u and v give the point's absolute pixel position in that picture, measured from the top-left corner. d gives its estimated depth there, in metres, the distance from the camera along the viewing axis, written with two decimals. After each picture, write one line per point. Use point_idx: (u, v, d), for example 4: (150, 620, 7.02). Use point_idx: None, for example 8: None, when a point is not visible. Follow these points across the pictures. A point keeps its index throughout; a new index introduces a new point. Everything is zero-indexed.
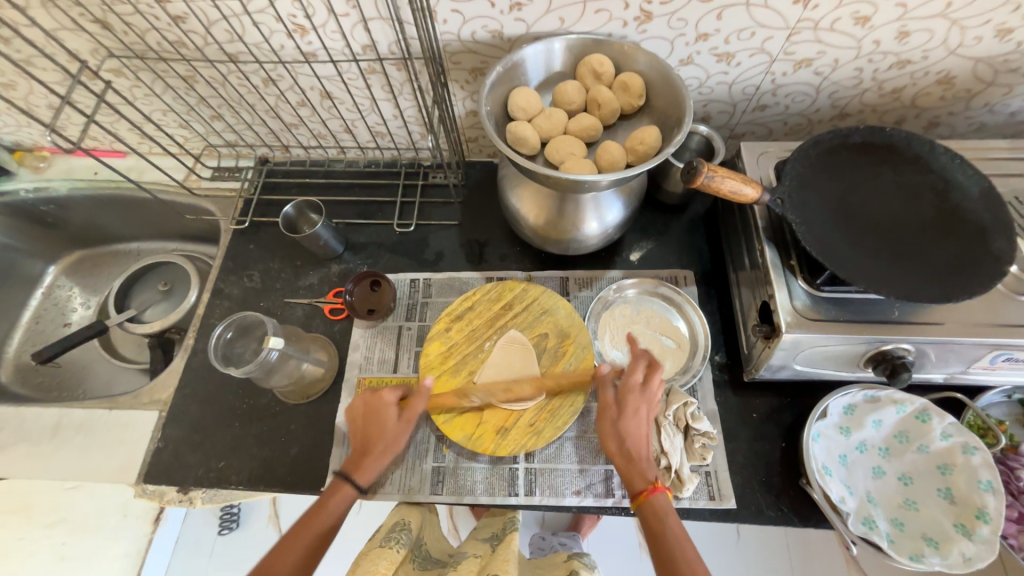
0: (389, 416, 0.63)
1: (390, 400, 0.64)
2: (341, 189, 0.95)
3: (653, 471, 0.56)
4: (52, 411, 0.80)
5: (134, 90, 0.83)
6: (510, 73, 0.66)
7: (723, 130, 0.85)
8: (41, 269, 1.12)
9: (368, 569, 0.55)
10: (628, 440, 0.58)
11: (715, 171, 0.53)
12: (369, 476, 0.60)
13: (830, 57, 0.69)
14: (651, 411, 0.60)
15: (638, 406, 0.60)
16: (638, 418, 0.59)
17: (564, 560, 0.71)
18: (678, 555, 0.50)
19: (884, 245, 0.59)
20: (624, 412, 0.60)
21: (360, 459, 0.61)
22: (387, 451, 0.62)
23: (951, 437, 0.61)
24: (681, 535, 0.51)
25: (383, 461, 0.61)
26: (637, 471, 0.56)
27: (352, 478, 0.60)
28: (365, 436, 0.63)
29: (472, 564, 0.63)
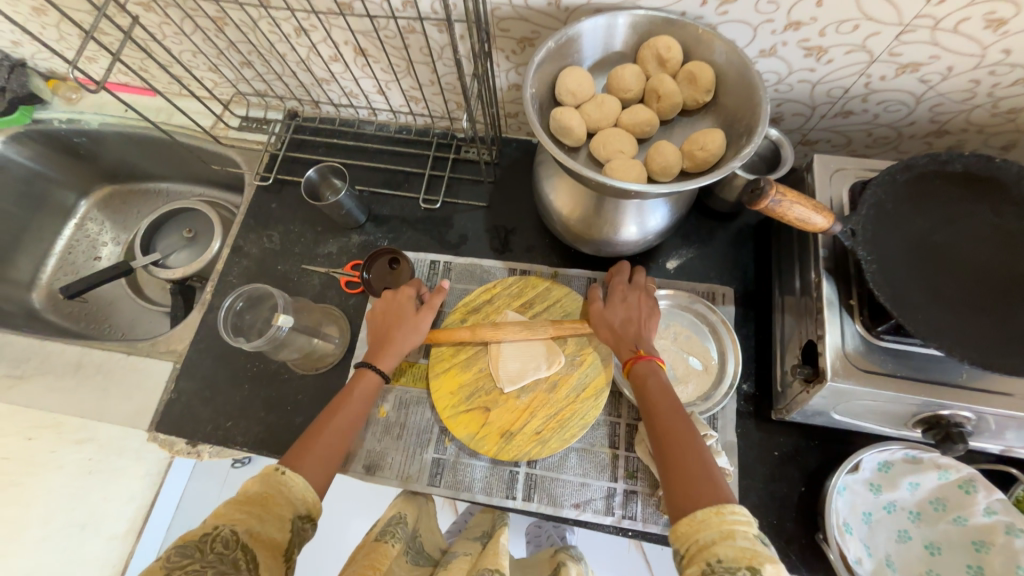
0: (409, 306, 0.67)
1: (409, 293, 0.67)
2: (369, 153, 0.90)
3: (642, 342, 0.60)
4: (76, 348, 0.82)
5: (163, 27, 0.79)
6: (563, 50, 0.58)
7: (793, 134, 0.75)
8: (74, 200, 1.12)
9: (362, 563, 0.51)
10: (616, 322, 0.63)
11: (784, 195, 0.46)
12: (389, 361, 0.63)
13: (943, 64, 0.58)
14: (653, 307, 0.64)
15: (627, 294, 0.65)
16: (628, 306, 0.64)
17: (551, 554, 0.65)
18: (666, 410, 0.53)
19: (965, 297, 0.51)
20: (613, 301, 0.65)
21: (380, 349, 0.64)
22: (404, 344, 0.64)
23: (995, 514, 0.56)
24: (666, 395, 0.55)
25: (403, 349, 0.64)
26: (624, 341, 0.61)
27: (375, 362, 0.63)
28: (386, 326, 0.66)
29: (462, 562, 0.58)
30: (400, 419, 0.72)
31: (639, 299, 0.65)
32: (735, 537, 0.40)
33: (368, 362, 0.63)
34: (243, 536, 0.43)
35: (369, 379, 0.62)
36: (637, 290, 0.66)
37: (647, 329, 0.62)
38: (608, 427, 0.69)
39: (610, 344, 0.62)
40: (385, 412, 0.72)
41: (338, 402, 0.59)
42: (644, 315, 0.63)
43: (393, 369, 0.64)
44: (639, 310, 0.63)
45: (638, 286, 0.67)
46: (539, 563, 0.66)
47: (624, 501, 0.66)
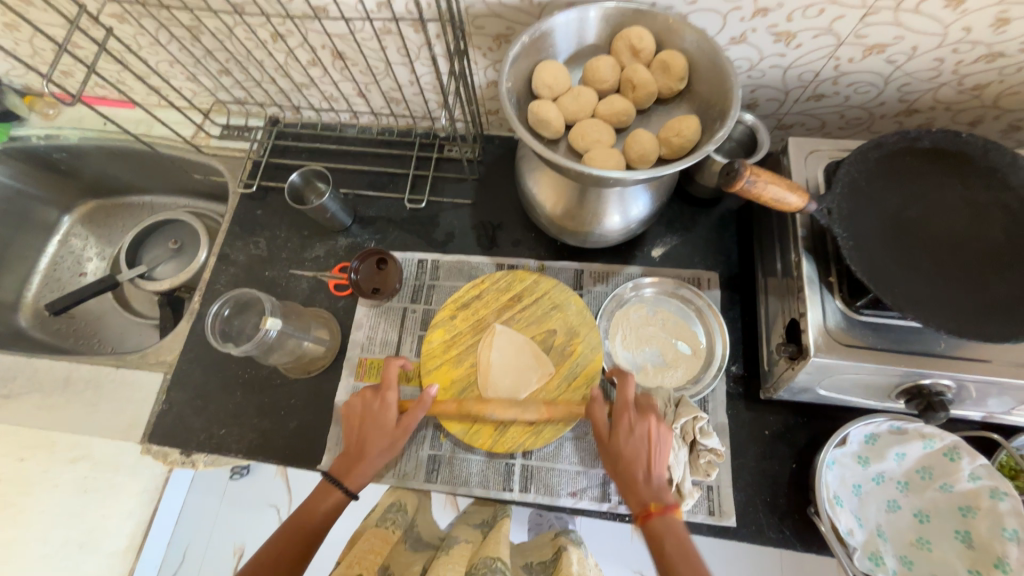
0: (388, 416, 0.62)
1: (388, 400, 0.63)
2: (352, 156, 0.91)
3: (653, 489, 0.53)
4: (64, 364, 0.81)
5: (139, 38, 0.79)
6: (537, 44, 0.59)
7: (769, 120, 0.77)
8: (56, 217, 1.11)
9: (363, 548, 0.55)
10: (625, 463, 0.55)
11: (758, 175, 0.47)
12: (358, 479, 0.60)
13: (908, 44, 0.59)
14: (667, 439, 0.56)
15: (635, 425, 0.57)
16: (636, 443, 0.56)
17: (552, 538, 0.65)
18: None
19: (940, 269, 0.53)
20: (619, 432, 0.57)
21: (351, 465, 0.60)
22: (377, 459, 0.61)
23: (979, 479, 0.57)
24: (688, 561, 0.48)
25: (376, 463, 0.61)
26: (634, 492, 0.54)
27: (344, 480, 0.60)
28: (360, 434, 0.62)
29: (463, 548, 0.57)
30: None
31: (652, 432, 0.56)
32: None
33: (336, 480, 0.59)
34: None
35: (336, 499, 0.59)
36: (650, 419, 0.57)
37: (660, 467, 0.55)
38: None
39: (618, 483, 0.56)
40: None
41: (303, 513, 0.58)
42: (657, 451, 0.55)
43: (362, 488, 0.61)
44: (648, 445, 0.55)
45: (647, 409, 0.58)
46: (539, 547, 0.66)
47: None
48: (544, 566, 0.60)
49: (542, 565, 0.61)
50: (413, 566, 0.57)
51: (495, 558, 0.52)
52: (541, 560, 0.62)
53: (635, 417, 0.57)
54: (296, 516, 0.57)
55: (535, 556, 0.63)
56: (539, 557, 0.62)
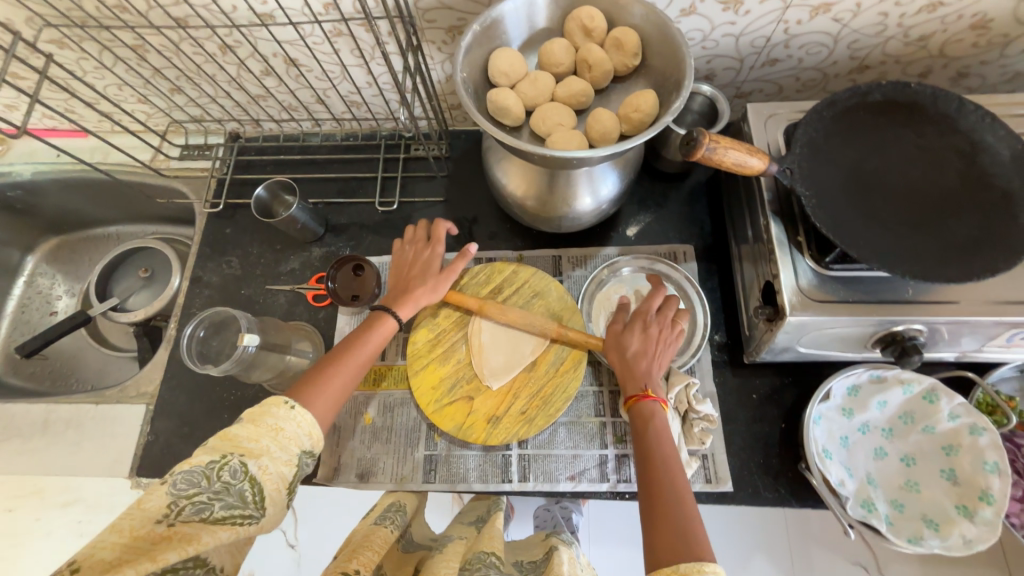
0: (434, 262, 0.67)
1: (435, 249, 0.68)
2: (318, 165, 0.89)
3: (650, 378, 0.58)
4: (41, 406, 0.79)
5: (82, 63, 0.77)
6: (488, 33, 0.58)
7: (728, 89, 0.78)
8: (20, 257, 1.07)
9: (360, 545, 0.52)
10: (631, 354, 0.60)
11: (717, 142, 0.48)
12: (408, 310, 0.63)
13: (851, 1, 0.60)
14: (670, 344, 0.62)
15: (650, 326, 0.62)
16: (647, 339, 0.61)
17: (541, 537, 0.64)
18: (659, 455, 0.52)
19: (901, 217, 0.54)
20: (632, 329, 0.62)
21: (401, 297, 0.64)
22: (425, 299, 0.65)
23: (959, 417, 0.58)
24: (665, 442, 0.53)
25: (420, 300, 0.65)
26: (633, 376, 0.59)
27: (393, 308, 0.63)
28: (408, 275, 0.67)
29: (458, 545, 0.57)
30: (386, 423, 0.71)
31: (662, 335, 0.62)
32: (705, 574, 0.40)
33: (388, 308, 0.62)
34: (253, 468, 0.41)
35: (388, 325, 0.61)
36: (666, 330, 0.62)
37: (660, 365, 0.60)
38: (592, 398, 0.70)
39: (617, 370, 0.61)
40: (370, 419, 0.71)
41: (357, 337, 0.59)
42: (661, 351, 0.61)
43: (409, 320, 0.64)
44: (656, 344, 0.61)
45: (665, 320, 0.63)
46: (529, 545, 0.65)
47: (617, 466, 0.67)
48: (534, 565, 0.60)
49: (532, 564, 0.60)
50: (406, 566, 0.59)
51: (489, 553, 0.52)
52: (531, 559, 0.61)
53: (653, 317, 0.63)
54: (352, 338, 0.59)
55: (525, 555, 0.63)
56: (529, 556, 0.62)
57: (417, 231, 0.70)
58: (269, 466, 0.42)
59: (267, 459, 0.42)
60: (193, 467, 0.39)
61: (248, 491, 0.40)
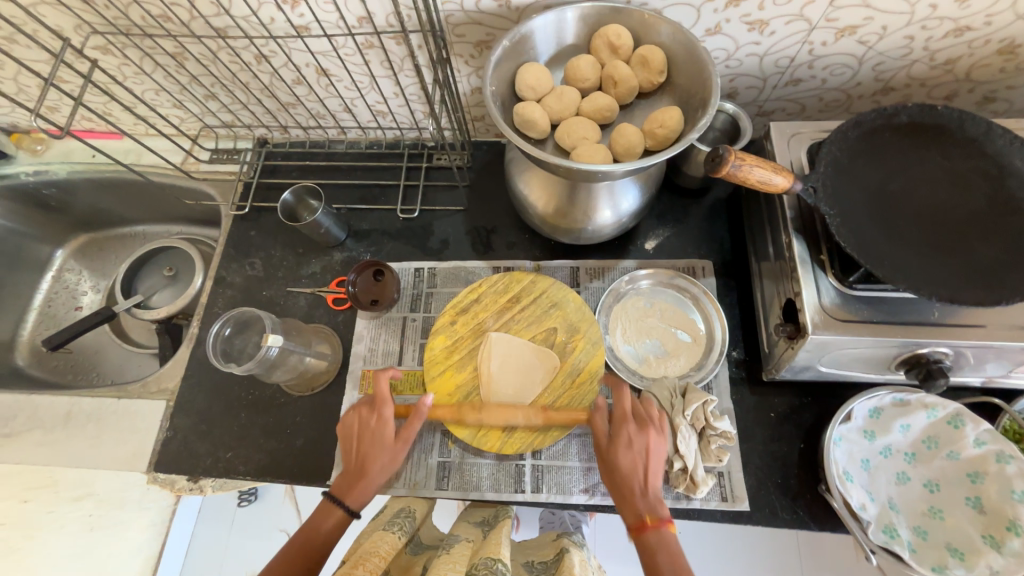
0: (386, 431, 0.62)
1: (384, 415, 0.62)
2: (343, 171, 0.91)
3: (649, 501, 0.52)
4: (65, 399, 0.80)
5: (123, 68, 0.80)
6: (517, 48, 0.60)
7: (750, 107, 0.78)
8: (49, 252, 1.11)
9: (368, 550, 0.54)
10: (620, 475, 0.55)
11: (743, 159, 0.48)
12: (361, 496, 0.58)
13: (878, 24, 0.61)
14: (658, 447, 0.56)
15: (632, 439, 0.57)
16: (634, 457, 0.56)
17: (553, 537, 0.65)
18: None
19: (927, 239, 0.54)
20: (616, 446, 0.56)
21: (351, 482, 0.59)
22: (380, 473, 0.60)
23: (985, 444, 0.57)
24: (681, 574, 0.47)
25: (376, 482, 0.60)
26: (630, 503, 0.53)
27: (343, 499, 0.58)
28: (359, 452, 0.61)
29: (463, 547, 0.57)
30: None
31: (646, 443, 0.56)
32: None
33: (337, 498, 0.58)
34: None
35: (338, 517, 0.57)
36: (652, 434, 0.57)
37: (656, 480, 0.54)
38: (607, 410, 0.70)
39: (612, 491, 0.55)
40: None
41: (304, 535, 0.55)
42: (653, 463, 0.55)
43: (363, 507, 0.59)
44: (646, 460, 0.55)
45: (648, 425, 0.58)
46: (540, 545, 0.66)
47: None
48: (546, 566, 0.60)
49: (543, 564, 0.60)
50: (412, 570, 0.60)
51: (496, 559, 0.52)
52: (542, 559, 0.61)
53: (631, 428, 0.57)
54: (300, 536, 0.55)
55: (536, 555, 0.63)
56: (540, 556, 0.62)
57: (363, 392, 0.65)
58: None
59: None
60: None
61: None
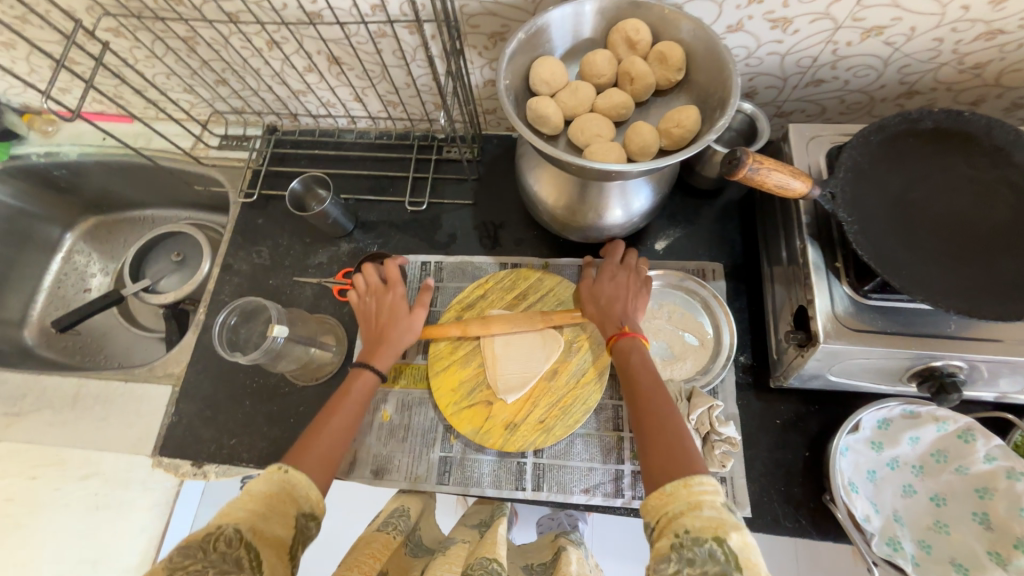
0: (401, 304, 0.66)
1: (396, 290, 0.67)
2: (352, 161, 0.91)
3: (629, 320, 0.60)
4: (72, 381, 0.81)
5: (135, 51, 0.79)
6: (533, 41, 0.58)
7: (768, 107, 0.76)
8: (59, 234, 1.11)
9: (362, 552, 0.52)
10: (604, 301, 0.63)
11: (761, 162, 0.47)
12: (386, 360, 0.62)
13: (906, 25, 0.59)
14: (642, 292, 0.64)
15: (616, 274, 0.65)
16: (616, 285, 0.64)
17: (553, 539, 0.65)
18: (647, 387, 0.52)
19: (947, 250, 0.52)
20: (602, 279, 0.65)
21: (375, 346, 0.63)
22: (400, 340, 0.64)
23: (995, 460, 0.56)
24: (646, 369, 0.54)
25: (399, 346, 0.64)
26: (611, 321, 0.60)
27: (370, 362, 0.62)
28: (377, 325, 0.65)
29: (460, 549, 0.57)
30: (404, 421, 0.72)
31: (627, 279, 0.65)
32: (702, 507, 0.39)
33: (365, 361, 0.62)
34: (247, 536, 0.40)
35: (366, 377, 0.60)
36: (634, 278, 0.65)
37: (635, 308, 0.62)
38: (610, 411, 0.70)
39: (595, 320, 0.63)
40: (388, 415, 0.72)
41: (340, 398, 0.58)
42: (633, 295, 0.63)
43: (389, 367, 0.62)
44: (628, 288, 0.64)
45: (630, 267, 0.66)
46: (540, 548, 0.66)
47: (632, 481, 0.66)
48: (545, 567, 0.60)
49: (542, 566, 0.60)
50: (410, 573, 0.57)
51: (491, 558, 0.51)
52: (542, 561, 0.61)
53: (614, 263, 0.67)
54: (335, 400, 0.58)
55: (535, 558, 0.63)
56: (539, 558, 0.62)
57: (370, 279, 0.68)
58: (263, 531, 0.41)
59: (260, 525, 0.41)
60: (188, 543, 0.39)
61: (243, 558, 0.39)
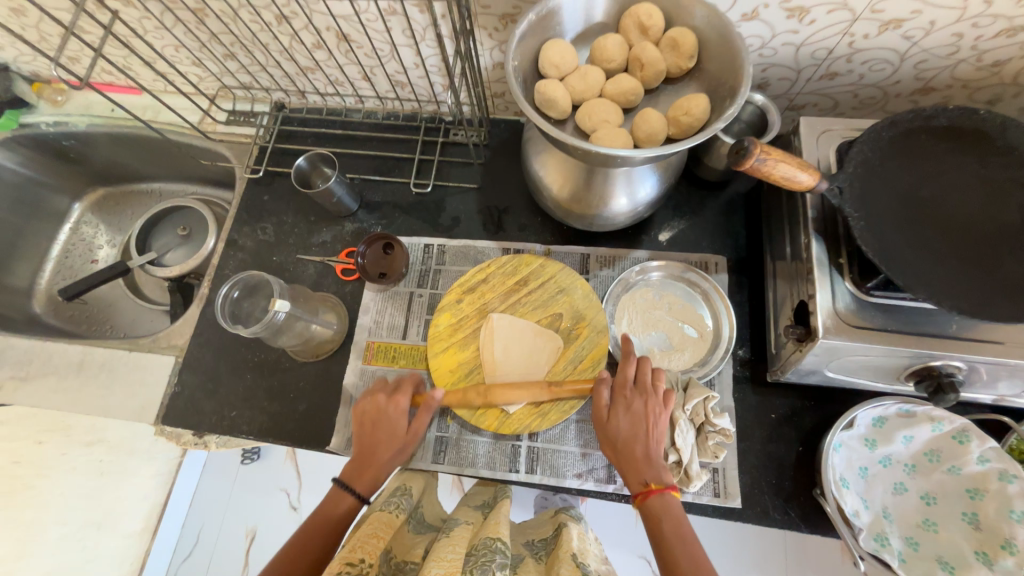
0: (400, 421, 0.63)
1: (399, 405, 0.63)
2: (358, 141, 0.90)
3: (654, 469, 0.54)
4: (78, 348, 0.82)
5: (144, 22, 0.79)
6: (544, 23, 0.58)
7: (780, 100, 0.75)
8: (67, 204, 1.12)
9: (366, 532, 0.52)
10: (624, 442, 0.56)
11: (769, 153, 0.46)
12: (369, 482, 0.59)
13: (925, 19, 0.58)
14: (662, 418, 0.57)
15: (633, 403, 0.58)
16: (634, 420, 0.57)
17: (552, 515, 0.67)
18: (683, 562, 0.47)
19: (954, 249, 0.52)
20: (618, 410, 0.58)
21: (361, 470, 0.60)
22: (389, 464, 0.61)
23: (988, 461, 0.56)
24: (679, 535, 0.49)
25: (386, 468, 0.61)
26: (635, 469, 0.54)
27: (353, 486, 0.58)
28: (372, 439, 0.62)
29: (463, 530, 0.57)
30: None
31: (646, 407, 0.57)
32: None
33: (348, 486, 0.58)
34: None
35: (349, 503, 0.57)
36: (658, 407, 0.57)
37: (657, 447, 0.56)
38: None
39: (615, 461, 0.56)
40: None
41: (317, 521, 0.55)
42: (655, 427, 0.56)
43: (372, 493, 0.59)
44: (648, 423, 0.56)
45: (652, 391, 0.59)
46: (539, 525, 0.68)
47: None
48: (545, 544, 0.62)
49: (543, 541, 0.63)
50: (415, 549, 0.58)
51: (495, 538, 0.53)
52: (542, 537, 0.64)
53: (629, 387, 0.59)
54: (311, 523, 0.55)
55: (535, 535, 0.65)
56: (539, 535, 0.64)
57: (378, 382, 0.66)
58: None
59: None
60: None
61: None
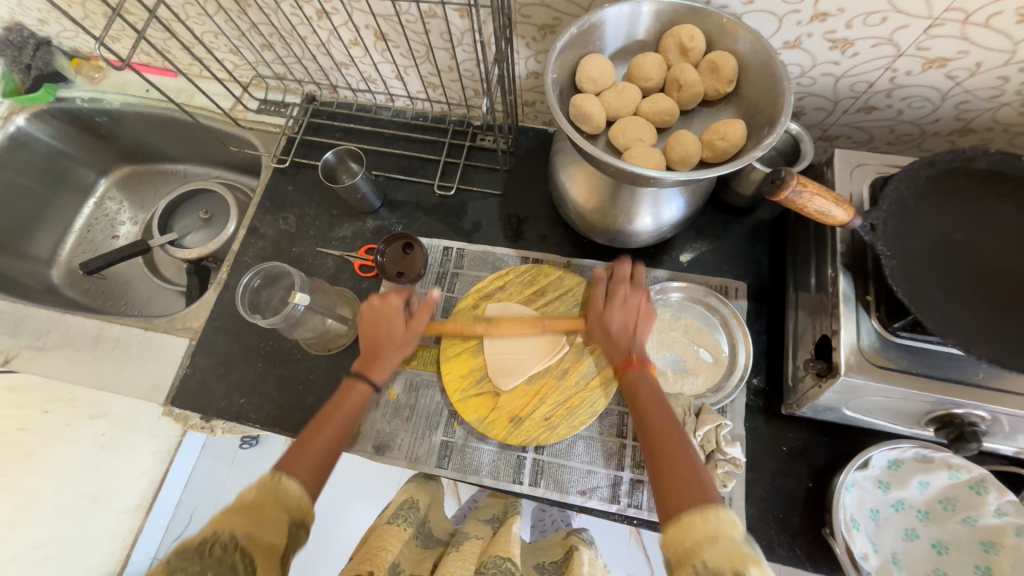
0: (399, 317, 0.65)
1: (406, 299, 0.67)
2: (385, 138, 0.91)
3: (637, 351, 0.60)
4: (94, 323, 0.83)
5: (187, 8, 0.80)
6: (585, 37, 0.58)
7: (813, 130, 0.75)
8: (93, 179, 1.13)
9: (374, 545, 0.52)
10: (611, 328, 0.62)
11: (805, 185, 0.46)
12: (379, 372, 0.62)
13: (971, 60, 0.57)
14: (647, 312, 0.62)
15: (628, 299, 0.63)
16: (626, 311, 0.62)
17: (564, 537, 0.66)
18: (663, 435, 0.51)
19: (986, 295, 0.51)
20: (613, 304, 0.63)
21: (371, 360, 0.63)
22: (395, 355, 0.64)
23: (1006, 515, 0.55)
24: (658, 407, 0.54)
25: (394, 358, 0.64)
26: (621, 350, 0.60)
27: (365, 373, 0.62)
28: (376, 336, 0.64)
29: (474, 545, 0.58)
30: (410, 401, 0.72)
31: (638, 303, 0.63)
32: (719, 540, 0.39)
33: (360, 373, 0.62)
34: (241, 541, 0.41)
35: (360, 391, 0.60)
36: (640, 294, 0.63)
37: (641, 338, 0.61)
38: (616, 416, 0.70)
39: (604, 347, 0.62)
40: (395, 394, 0.73)
41: (331, 409, 0.58)
42: (641, 324, 0.62)
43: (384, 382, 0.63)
44: (637, 316, 0.62)
45: (641, 289, 0.64)
46: (550, 547, 0.67)
47: (629, 489, 0.66)
48: (555, 566, 0.61)
49: (553, 564, 0.62)
50: (423, 563, 0.59)
51: (506, 557, 0.52)
52: (552, 560, 0.62)
53: (626, 291, 0.63)
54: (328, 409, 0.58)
55: (545, 556, 0.64)
56: (550, 557, 0.63)
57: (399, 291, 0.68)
58: (258, 539, 0.41)
59: (256, 532, 0.42)
60: (184, 548, 0.39)
61: (238, 563, 0.39)
